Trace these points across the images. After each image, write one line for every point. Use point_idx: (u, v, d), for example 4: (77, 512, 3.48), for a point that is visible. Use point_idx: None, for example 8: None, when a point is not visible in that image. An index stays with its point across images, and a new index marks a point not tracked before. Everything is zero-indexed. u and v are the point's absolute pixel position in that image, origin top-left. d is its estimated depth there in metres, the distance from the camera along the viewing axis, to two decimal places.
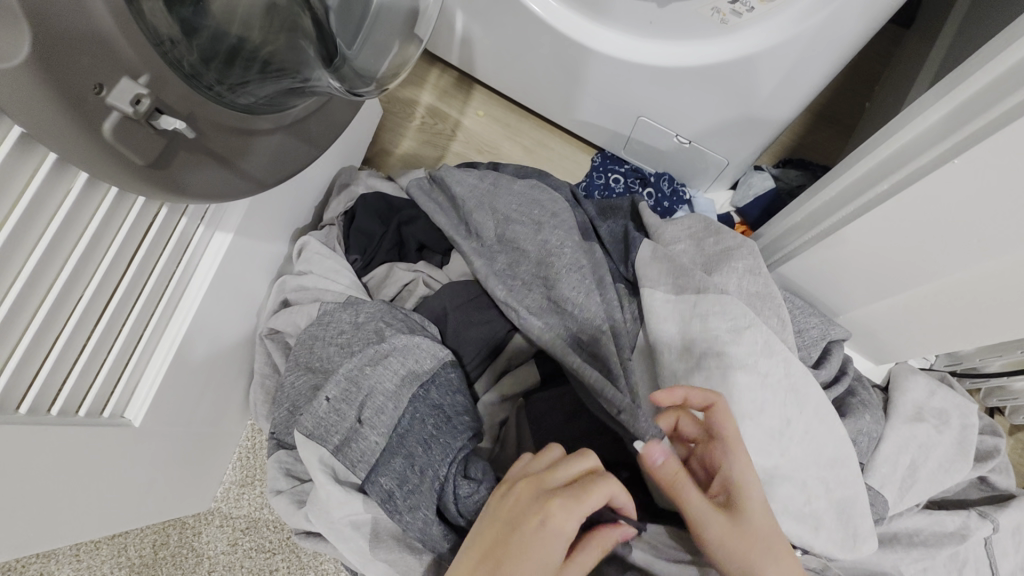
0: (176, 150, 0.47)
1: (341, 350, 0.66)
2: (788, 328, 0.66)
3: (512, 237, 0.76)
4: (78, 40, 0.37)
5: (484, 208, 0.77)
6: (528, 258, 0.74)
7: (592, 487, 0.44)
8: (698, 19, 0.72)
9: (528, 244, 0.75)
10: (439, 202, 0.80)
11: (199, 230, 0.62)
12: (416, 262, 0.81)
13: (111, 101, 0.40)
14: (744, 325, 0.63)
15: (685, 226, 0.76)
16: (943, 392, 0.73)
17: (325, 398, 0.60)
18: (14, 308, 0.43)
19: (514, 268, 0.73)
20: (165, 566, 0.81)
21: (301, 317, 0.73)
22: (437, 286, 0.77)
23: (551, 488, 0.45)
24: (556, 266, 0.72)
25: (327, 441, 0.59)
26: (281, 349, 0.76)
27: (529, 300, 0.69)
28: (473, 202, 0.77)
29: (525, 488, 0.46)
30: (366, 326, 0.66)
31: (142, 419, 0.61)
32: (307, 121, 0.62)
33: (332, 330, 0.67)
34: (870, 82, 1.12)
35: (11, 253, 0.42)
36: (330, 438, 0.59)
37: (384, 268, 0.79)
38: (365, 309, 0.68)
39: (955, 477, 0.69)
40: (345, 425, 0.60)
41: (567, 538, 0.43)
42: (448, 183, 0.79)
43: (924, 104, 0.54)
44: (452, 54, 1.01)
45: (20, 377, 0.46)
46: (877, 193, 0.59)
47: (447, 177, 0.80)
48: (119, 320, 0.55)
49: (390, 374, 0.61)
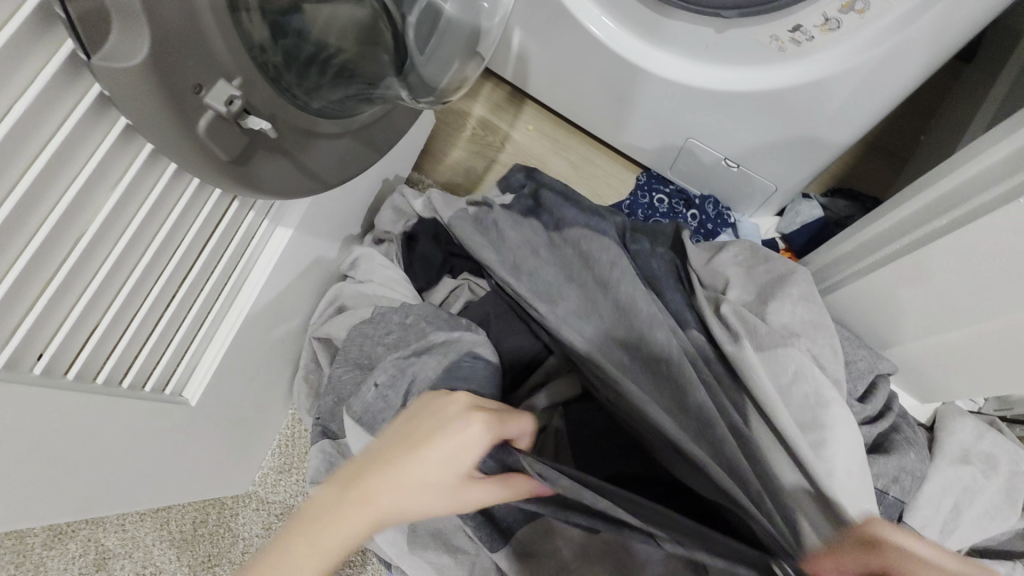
0: (256, 148, 0.50)
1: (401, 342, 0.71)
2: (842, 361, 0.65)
3: (573, 285, 0.73)
4: (187, 43, 0.41)
5: (538, 254, 0.75)
6: (597, 306, 0.71)
7: (510, 417, 0.49)
8: (756, 46, 0.74)
9: (591, 295, 0.72)
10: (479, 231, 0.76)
11: (263, 224, 0.65)
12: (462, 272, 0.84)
13: (208, 101, 0.43)
14: (789, 377, 0.63)
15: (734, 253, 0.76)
16: (992, 436, 0.71)
17: (373, 385, 0.63)
18: (103, 283, 0.47)
19: (585, 317, 0.71)
20: (203, 543, 0.84)
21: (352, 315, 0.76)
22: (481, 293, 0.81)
23: (484, 406, 0.48)
24: (640, 318, 0.69)
25: (374, 428, 0.61)
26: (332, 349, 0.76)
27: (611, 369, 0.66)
28: (527, 249, 0.75)
29: (461, 402, 0.48)
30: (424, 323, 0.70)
31: (198, 398, 0.64)
32: (370, 128, 0.65)
33: (380, 329, 0.70)
34: (926, 115, 1.10)
35: (105, 234, 0.46)
36: (377, 424, 0.61)
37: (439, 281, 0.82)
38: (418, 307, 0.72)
39: (1001, 525, 0.67)
40: (391, 411, 0.62)
41: (478, 446, 0.45)
42: (499, 228, 0.76)
43: (988, 142, 0.53)
44: (507, 68, 1.04)
45: (98, 351, 0.49)
46: (932, 229, 0.58)
47: (497, 221, 0.76)
48: (187, 303, 0.58)
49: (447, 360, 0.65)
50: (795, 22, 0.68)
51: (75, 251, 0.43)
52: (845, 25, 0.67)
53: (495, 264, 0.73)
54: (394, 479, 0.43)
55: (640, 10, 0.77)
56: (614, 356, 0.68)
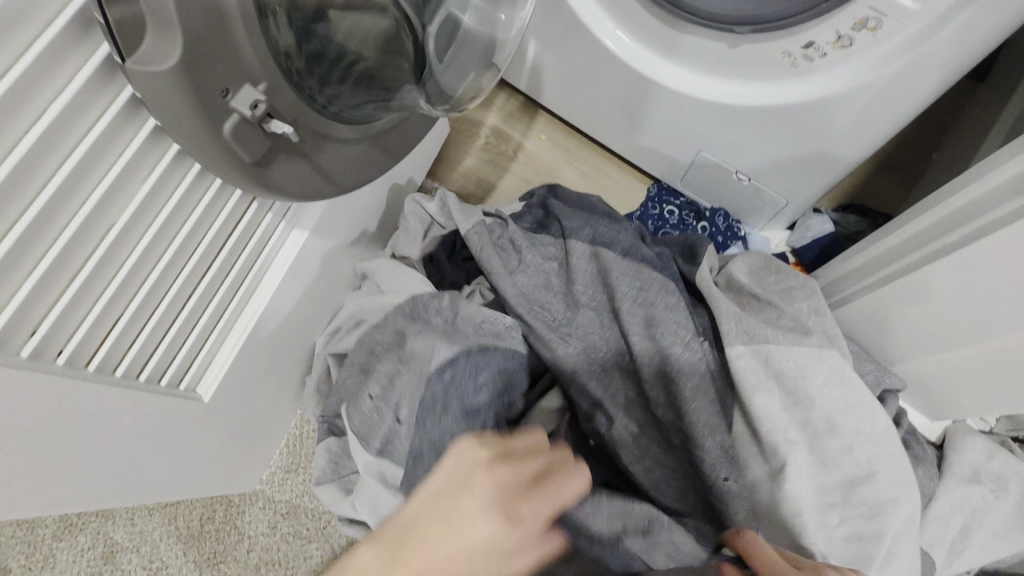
0: (277, 151, 0.52)
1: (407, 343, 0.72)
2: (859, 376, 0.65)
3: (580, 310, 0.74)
4: (217, 49, 0.42)
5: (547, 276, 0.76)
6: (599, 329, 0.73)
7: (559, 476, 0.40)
8: (769, 61, 0.74)
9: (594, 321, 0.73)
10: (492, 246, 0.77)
11: (280, 225, 0.67)
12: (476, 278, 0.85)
13: (234, 105, 0.45)
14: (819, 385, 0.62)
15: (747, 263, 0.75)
16: (1003, 456, 0.70)
17: (368, 398, 0.68)
18: (127, 278, 0.48)
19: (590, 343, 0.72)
20: (209, 539, 0.85)
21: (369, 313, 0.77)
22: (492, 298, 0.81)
23: (514, 453, 0.41)
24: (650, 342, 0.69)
25: (369, 445, 0.66)
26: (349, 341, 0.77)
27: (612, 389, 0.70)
28: (537, 269, 0.76)
29: (502, 464, 0.39)
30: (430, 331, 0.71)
31: (211, 394, 0.65)
32: (387, 134, 0.67)
33: (378, 342, 0.72)
34: (939, 133, 1.10)
35: (130, 232, 0.47)
36: (371, 442, 0.67)
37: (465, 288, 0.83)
38: (434, 306, 0.72)
39: (1011, 547, 0.66)
40: (383, 428, 0.67)
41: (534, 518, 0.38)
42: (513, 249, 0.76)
43: (1001, 159, 0.54)
44: (522, 79, 1.05)
45: (119, 344, 0.51)
46: (944, 245, 0.59)
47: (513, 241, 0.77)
48: (205, 300, 0.60)
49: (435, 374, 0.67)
50: (809, 38, 0.69)
51: (102, 246, 0.45)
52: (858, 43, 0.68)
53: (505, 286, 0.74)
54: (441, 552, 0.36)
55: (654, 24, 0.79)
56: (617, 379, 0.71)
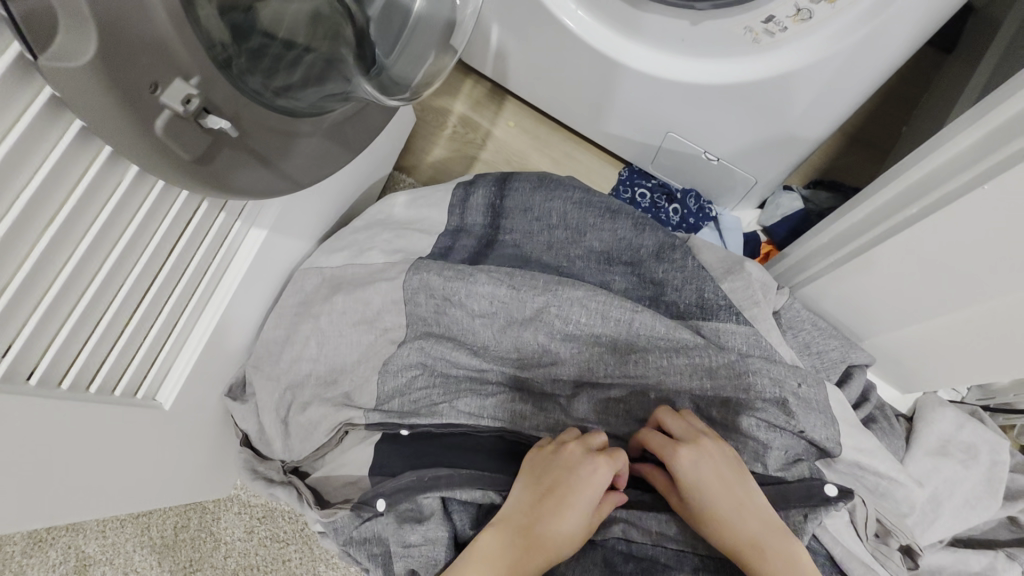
0: (220, 148, 0.50)
1: (333, 378, 0.76)
2: (772, 366, 0.63)
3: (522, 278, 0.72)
4: (142, 43, 0.40)
5: (514, 259, 0.79)
6: (538, 287, 0.70)
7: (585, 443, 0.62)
8: (731, 37, 0.73)
9: (537, 278, 0.71)
10: (441, 302, 0.72)
11: (236, 225, 0.65)
12: (418, 262, 0.74)
13: (164, 100, 0.43)
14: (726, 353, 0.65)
15: (719, 261, 0.75)
16: (973, 426, 0.71)
17: (345, 528, 0.67)
18: (65, 285, 0.47)
19: (531, 284, 0.70)
20: (185, 547, 0.85)
21: (317, 432, 0.72)
22: (430, 267, 0.73)
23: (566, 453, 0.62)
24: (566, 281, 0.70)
25: (361, 546, 0.67)
26: (248, 471, 0.74)
27: (567, 336, 0.69)
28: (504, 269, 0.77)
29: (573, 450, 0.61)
30: (386, 381, 0.72)
31: (172, 402, 0.65)
32: (343, 125, 0.64)
33: (404, 385, 0.72)
34: (908, 106, 1.10)
35: (64, 239, 0.46)
36: (364, 544, 0.67)
37: (411, 263, 0.75)
38: (422, 316, 0.74)
39: (982, 515, 0.67)
40: (368, 540, 0.67)
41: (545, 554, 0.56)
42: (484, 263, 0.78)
43: (956, 129, 0.54)
44: (487, 66, 1.03)
45: (62, 356, 0.49)
46: (905, 217, 0.59)
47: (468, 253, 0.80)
48: (157, 307, 0.58)
49: (468, 421, 0.69)
50: (769, 13, 0.68)
51: (33, 256, 0.44)
52: (818, 15, 0.66)
53: (441, 280, 0.72)
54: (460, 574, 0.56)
55: (614, 4, 0.77)
56: (586, 314, 0.68)
